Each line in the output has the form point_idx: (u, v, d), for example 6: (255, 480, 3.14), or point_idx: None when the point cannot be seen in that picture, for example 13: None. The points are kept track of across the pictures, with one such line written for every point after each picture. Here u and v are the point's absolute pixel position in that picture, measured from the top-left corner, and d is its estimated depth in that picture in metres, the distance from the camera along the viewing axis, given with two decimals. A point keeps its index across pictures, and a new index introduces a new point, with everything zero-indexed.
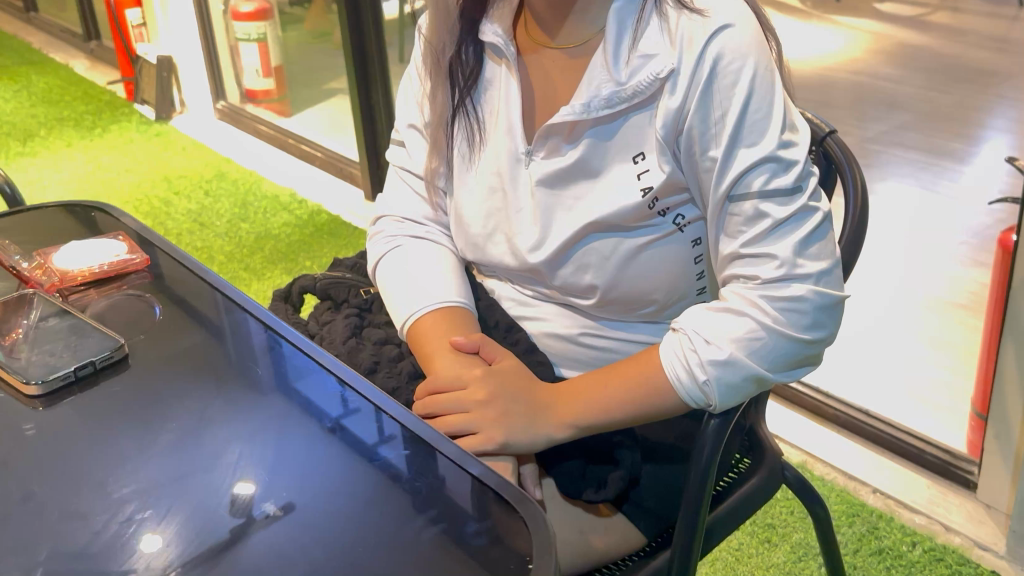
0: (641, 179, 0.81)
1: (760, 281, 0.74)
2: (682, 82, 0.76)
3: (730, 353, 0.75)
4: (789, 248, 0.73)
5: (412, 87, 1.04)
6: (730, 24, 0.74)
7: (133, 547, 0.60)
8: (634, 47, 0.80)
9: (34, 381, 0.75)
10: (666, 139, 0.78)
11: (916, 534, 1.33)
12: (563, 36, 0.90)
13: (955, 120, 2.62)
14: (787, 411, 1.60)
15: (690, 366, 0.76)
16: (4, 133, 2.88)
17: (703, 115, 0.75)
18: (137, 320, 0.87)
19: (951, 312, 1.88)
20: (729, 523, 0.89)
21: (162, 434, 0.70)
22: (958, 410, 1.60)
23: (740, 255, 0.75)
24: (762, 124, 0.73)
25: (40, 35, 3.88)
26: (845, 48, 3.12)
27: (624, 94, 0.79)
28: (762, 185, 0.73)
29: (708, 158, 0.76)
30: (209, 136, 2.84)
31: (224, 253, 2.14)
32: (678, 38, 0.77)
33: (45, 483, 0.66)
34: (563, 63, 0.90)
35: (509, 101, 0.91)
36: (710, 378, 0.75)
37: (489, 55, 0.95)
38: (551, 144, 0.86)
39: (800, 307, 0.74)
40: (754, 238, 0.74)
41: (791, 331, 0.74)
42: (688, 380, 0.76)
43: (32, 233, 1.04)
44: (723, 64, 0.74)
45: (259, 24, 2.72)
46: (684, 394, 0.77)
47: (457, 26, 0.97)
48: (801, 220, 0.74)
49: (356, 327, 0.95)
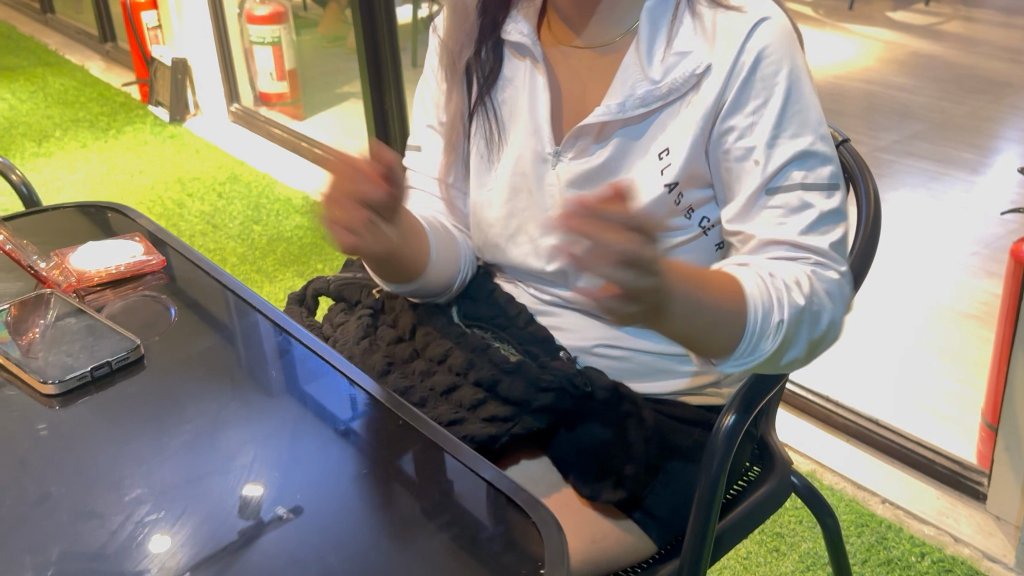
0: (664, 175, 0.81)
1: (814, 256, 0.72)
2: (720, 75, 0.78)
3: (804, 303, 0.70)
4: (830, 239, 0.73)
5: (428, 87, 1.05)
6: (768, 18, 0.77)
7: (143, 548, 0.60)
8: (668, 46, 0.82)
9: (52, 381, 0.76)
10: (699, 134, 0.79)
11: (924, 545, 1.32)
12: (587, 35, 0.92)
13: (967, 130, 2.61)
14: (796, 419, 1.60)
15: (769, 298, 0.69)
16: (19, 132, 2.90)
17: (740, 110, 0.77)
18: (153, 321, 0.87)
19: (962, 322, 1.88)
20: (739, 531, 0.89)
21: (176, 434, 0.71)
22: (968, 422, 1.59)
23: (787, 242, 0.72)
24: (802, 119, 0.75)
25: (57, 36, 3.91)
26: (857, 57, 3.13)
27: (659, 92, 0.82)
28: (803, 176, 0.74)
29: (742, 151, 0.77)
30: (223, 138, 2.85)
31: (237, 255, 2.15)
32: (718, 36, 0.79)
33: (62, 482, 0.67)
34: (588, 61, 0.92)
35: (536, 98, 0.92)
36: (784, 320, 0.69)
37: (510, 52, 0.96)
38: (580, 145, 0.87)
39: (845, 287, 0.73)
40: (804, 223, 0.72)
41: (840, 309, 0.72)
42: (765, 309, 0.69)
43: (48, 234, 1.05)
44: (765, 57, 0.76)
45: (274, 27, 2.74)
46: (750, 328, 0.69)
47: (472, 28, 0.97)
48: (837, 216, 0.74)
49: (368, 327, 0.96)
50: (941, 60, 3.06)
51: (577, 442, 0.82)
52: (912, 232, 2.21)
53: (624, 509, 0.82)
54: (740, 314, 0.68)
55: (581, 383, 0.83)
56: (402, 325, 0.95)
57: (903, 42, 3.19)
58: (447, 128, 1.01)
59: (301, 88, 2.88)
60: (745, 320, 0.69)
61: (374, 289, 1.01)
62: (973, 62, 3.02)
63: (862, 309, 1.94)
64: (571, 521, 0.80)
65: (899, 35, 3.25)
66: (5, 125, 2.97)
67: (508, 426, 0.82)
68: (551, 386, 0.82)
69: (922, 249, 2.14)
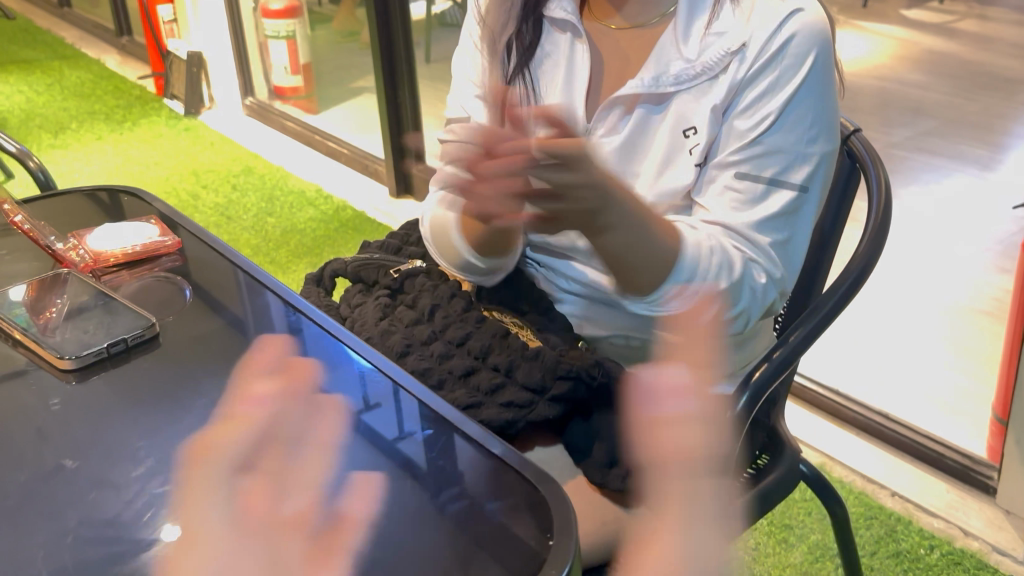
0: (693, 153, 0.86)
1: (751, 251, 0.81)
2: (750, 54, 0.82)
3: (725, 285, 0.79)
4: (771, 242, 0.81)
5: (470, 61, 1.07)
6: (801, 9, 0.81)
7: (153, 532, 0.60)
8: (707, 27, 0.86)
9: (69, 356, 0.77)
10: (716, 111, 0.84)
11: (933, 537, 1.32)
12: (627, 13, 0.96)
13: (980, 127, 2.61)
14: (806, 413, 1.60)
15: (701, 262, 0.78)
16: (36, 124, 2.92)
17: (758, 92, 0.82)
18: (168, 301, 0.89)
19: (974, 317, 1.88)
20: (748, 518, 0.89)
21: (190, 409, 0.72)
22: (980, 417, 1.59)
23: (732, 227, 0.81)
24: (811, 114, 0.80)
25: (73, 30, 3.94)
26: (871, 54, 3.13)
27: (693, 71, 0.86)
28: (775, 173, 0.81)
29: (735, 133, 0.83)
30: (237, 131, 2.86)
31: (251, 245, 2.16)
32: (754, 17, 0.83)
33: (79, 455, 0.68)
34: (626, 39, 0.96)
35: (576, 73, 0.96)
36: (705, 288, 0.79)
37: (551, 27, 0.99)
38: (612, 118, 0.90)
39: (769, 293, 0.82)
40: (753, 219, 0.81)
41: (755, 311, 0.82)
42: (695, 269, 0.78)
43: (66, 218, 1.06)
44: (792, 44, 0.80)
45: (288, 21, 2.76)
46: (674, 280, 0.79)
47: (517, 4, 1.00)
48: (790, 221, 0.81)
49: (386, 307, 0.95)
50: (954, 57, 3.05)
51: (592, 432, 0.82)
52: (925, 228, 2.21)
53: (637, 496, 0.82)
54: (671, 260, 0.78)
55: (597, 372, 0.81)
56: (421, 306, 0.93)
57: (917, 39, 3.19)
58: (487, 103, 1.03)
59: (316, 83, 2.88)
60: (677, 270, 0.78)
61: (392, 270, 0.99)
62: (986, 60, 3.01)
63: (873, 304, 1.94)
64: (580, 501, 0.81)
65: (913, 32, 3.25)
66: (22, 117, 2.99)
67: (524, 411, 0.82)
68: (568, 375, 0.81)
69: (934, 245, 2.14)
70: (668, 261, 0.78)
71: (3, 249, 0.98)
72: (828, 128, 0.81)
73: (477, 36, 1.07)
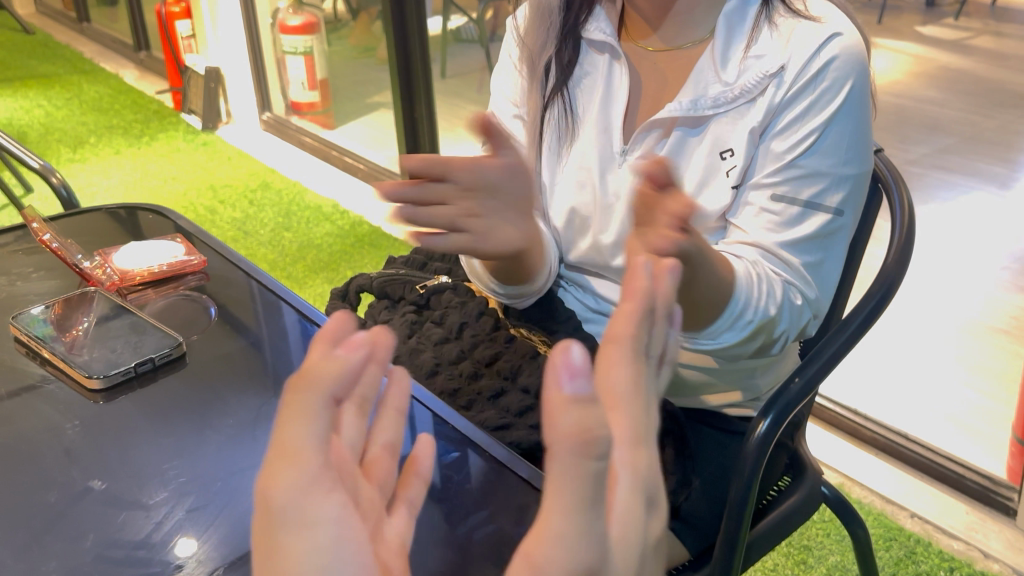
0: (730, 175, 0.86)
1: (787, 275, 0.80)
2: (789, 77, 0.82)
3: (773, 314, 0.78)
4: (805, 263, 0.80)
5: (509, 80, 1.08)
6: (839, 33, 0.81)
7: (168, 549, 0.61)
8: (746, 50, 0.86)
9: (96, 376, 0.77)
10: (754, 133, 0.84)
11: (954, 560, 1.31)
12: (664, 35, 0.97)
13: (998, 144, 2.60)
14: (825, 432, 1.59)
15: (753, 294, 0.77)
16: (55, 138, 2.94)
17: (796, 114, 0.82)
18: (193, 320, 0.89)
19: (993, 336, 1.86)
20: (771, 539, 0.88)
21: (218, 429, 0.73)
22: (998, 436, 1.58)
23: (769, 245, 0.80)
24: (847, 137, 0.80)
25: (92, 45, 3.96)
26: (886, 71, 3.13)
27: (731, 94, 0.86)
28: (812, 196, 0.80)
29: (773, 154, 0.83)
30: (255, 146, 2.87)
31: (267, 260, 2.17)
32: (792, 40, 0.83)
33: (104, 475, 0.68)
34: (664, 60, 0.96)
35: (613, 89, 0.97)
36: (755, 321, 0.77)
37: (590, 49, 1.00)
38: (649, 141, 0.91)
39: (803, 316, 0.81)
40: (789, 240, 0.80)
41: (789, 334, 0.81)
42: (749, 302, 0.77)
43: (91, 236, 1.07)
44: (832, 67, 0.80)
45: (306, 38, 2.77)
46: (731, 315, 0.77)
47: (556, 26, 1.01)
48: (824, 245, 0.80)
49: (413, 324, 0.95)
50: (970, 74, 3.05)
51: None
52: (944, 246, 2.20)
53: (663, 520, 0.82)
54: (728, 296, 0.76)
55: None
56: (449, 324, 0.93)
57: (933, 56, 3.20)
58: (526, 121, 1.03)
59: (332, 97, 2.89)
60: (732, 305, 0.76)
61: (419, 285, 0.99)
62: (1003, 77, 3.00)
63: (890, 324, 1.94)
64: None
65: (928, 49, 3.25)
66: (41, 131, 3.01)
67: None
68: None
69: (953, 263, 2.13)
70: (724, 297, 0.76)
71: (31, 266, 0.99)
72: (863, 151, 0.81)
73: (515, 57, 1.08)
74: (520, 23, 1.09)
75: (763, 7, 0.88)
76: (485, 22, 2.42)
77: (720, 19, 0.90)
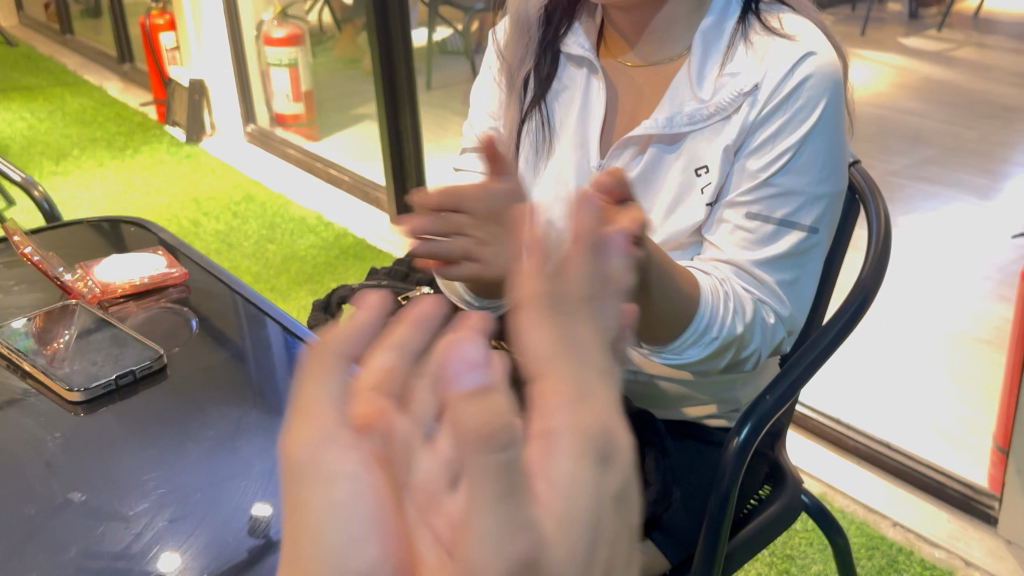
0: (704, 192, 0.87)
1: (760, 293, 0.80)
2: (762, 96, 0.83)
3: (741, 332, 0.78)
4: (780, 281, 0.81)
5: (488, 93, 1.09)
6: (813, 52, 0.83)
7: (149, 560, 0.61)
8: (721, 68, 0.87)
9: (77, 389, 0.77)
10: (728, 151, 0.85)
11: (935, 568, 1.32)
12: (643, 52, 0.98)
13: (979, 155, 2.63)
14: (806, 442, 1.60)
15: (720, 310, 0.77)
16: (37, 151, 2.93)
17: (770, 131, 0.83)
18: (174, 333, 0.89)
19: (975, 346, 1.88)
20: (752, 548, 0.89)
21: (198, 441, 0.73)
22: (981, 445, 1.59)
23: (745, 260, 0.81)
24: (821, 155, 0.81)
25: (75, 57, 3.96)
26: (869, 82, 3.16)
27: (706, 111, 0.87)
28: (786, 215, 0.81)
29: (747, 172, 0.84)
30: (239, 158, 2.87)
31: (250, 273, 2.17)
32: (767, 58, 0.85)
33: (85, 487, 0.68)
34: (643, 76, 0.97)
35: (590, 104, 0.98)
36: (720, 337, 0.77)
37: (568, 63, 1.01)
38: (626, 157, 0.92)
39: (779, 333, 0.81)
40: (763, 257, 0.81)
41: (765, 350, 0.81)
42: (715, 317, 0.77)
43: (70, 249, 1.07)
44: (806, 86, 0.81)
45: (290, 50, 2.78)
46: (696, 330, 0.77)
47: (534, 39, 1.02)
48: (800, 262, 0.81)
49: None
50: (952, 85, 3.08)
51: None
52: (927, 256, 2.22)
53: (644, 531, 0.83)
54: (693, 311, 0.76)
55: None
56: None
57: (915, 67, 3.23)
58: (505, 134, 1.05)
59: (317, 110, 2.89)
60: (698, 320, 0.76)
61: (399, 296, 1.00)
62: (984, 88, 3.04)
63: (871, 333, 1.95)
64: None
65: (910, 60, 3.28)
66: (24, 143, 3.00)
67: None
68: None
69: (935, 272, 2.15)
70: (687, 312, 0.76)
71: (12, 280, 0.99)
72: (837, 170, 0.82)
73: (495, 69, 1.09)
74: (499, 34, 1.09)
75: (739, 26, 0.89)
76: (470, 34, 2.44)
77: (697, 37, 0.91)
